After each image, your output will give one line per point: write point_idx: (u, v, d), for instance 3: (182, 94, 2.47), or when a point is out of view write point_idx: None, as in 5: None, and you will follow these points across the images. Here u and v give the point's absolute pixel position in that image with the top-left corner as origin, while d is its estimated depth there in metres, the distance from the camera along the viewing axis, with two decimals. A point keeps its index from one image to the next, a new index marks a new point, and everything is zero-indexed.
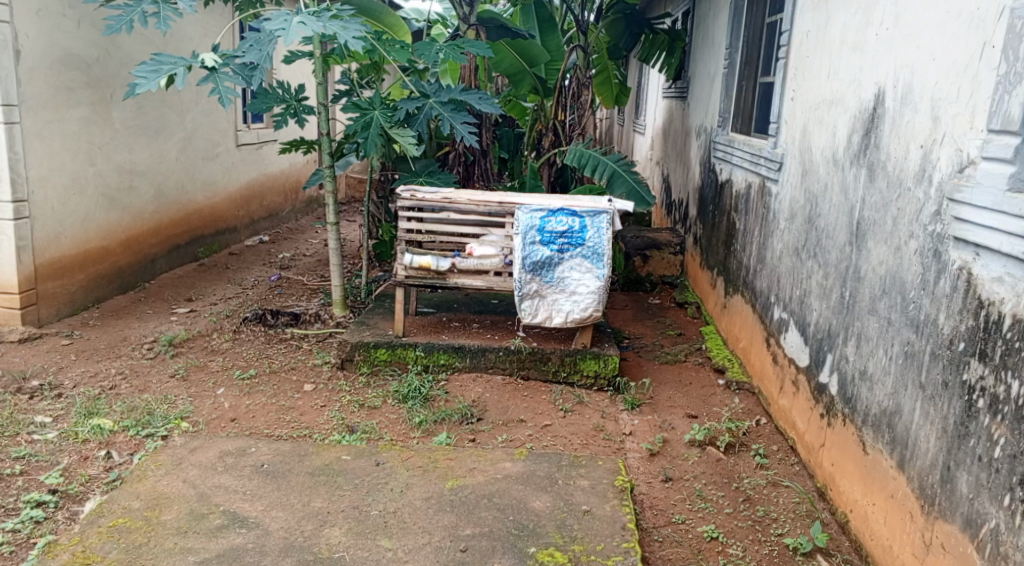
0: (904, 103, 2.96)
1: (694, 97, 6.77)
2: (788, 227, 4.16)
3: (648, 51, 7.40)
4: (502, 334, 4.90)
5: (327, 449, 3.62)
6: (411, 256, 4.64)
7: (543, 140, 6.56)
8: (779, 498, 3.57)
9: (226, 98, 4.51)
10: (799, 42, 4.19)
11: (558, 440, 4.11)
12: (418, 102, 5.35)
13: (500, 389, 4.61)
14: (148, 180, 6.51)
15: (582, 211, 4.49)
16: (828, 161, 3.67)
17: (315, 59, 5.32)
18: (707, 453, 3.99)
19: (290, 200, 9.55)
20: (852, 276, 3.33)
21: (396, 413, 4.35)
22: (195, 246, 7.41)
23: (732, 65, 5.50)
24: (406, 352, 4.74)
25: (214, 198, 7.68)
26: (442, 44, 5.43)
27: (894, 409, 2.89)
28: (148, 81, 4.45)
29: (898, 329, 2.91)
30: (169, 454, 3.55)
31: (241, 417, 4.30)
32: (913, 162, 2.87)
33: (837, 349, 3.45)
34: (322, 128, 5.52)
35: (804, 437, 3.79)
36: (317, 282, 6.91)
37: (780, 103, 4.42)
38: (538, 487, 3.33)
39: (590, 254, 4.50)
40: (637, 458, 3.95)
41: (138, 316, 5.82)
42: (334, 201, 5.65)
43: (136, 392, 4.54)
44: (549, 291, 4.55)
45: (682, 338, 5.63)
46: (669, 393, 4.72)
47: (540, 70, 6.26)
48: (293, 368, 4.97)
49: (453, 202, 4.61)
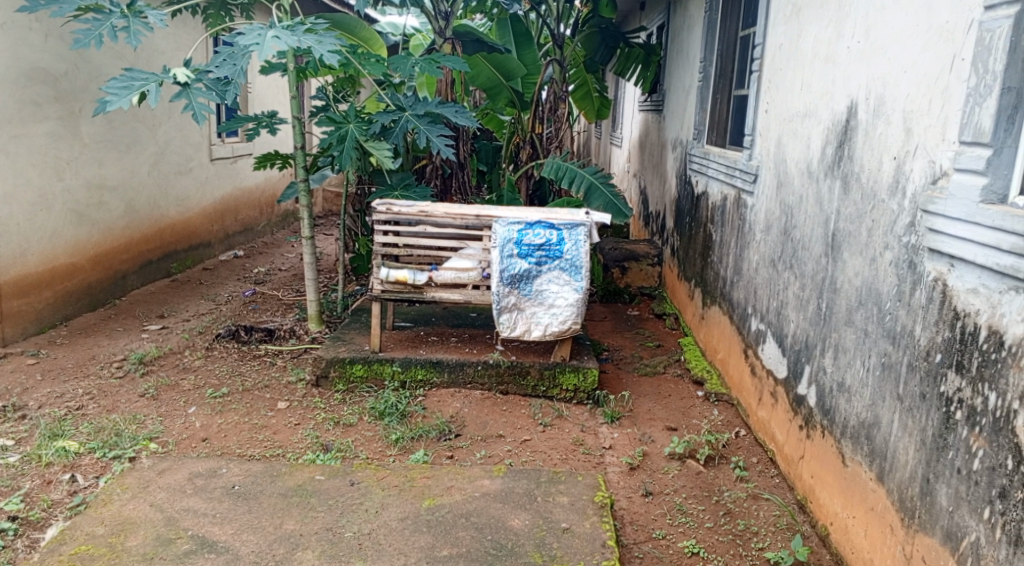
0: (877, 115, 2.97)
1: (670, 109, 6.79)
2: (764, 239, 4.16)
3: (622, 64, 7.41)
4: (480, 348, 4.86)
5: (301, 469, 3.56)
6: (387, 270, 4.61)
7: (520, 153, 6.53)
8: (760, 512, 3.55)
9: (199, 114, 4.44)
10: (772, 55, 4.21)
11: (537, 455, 4.06)
12: (394, 115, 5.29)
13: (479, 404, 4.56)
14: (119, 196, 6.41)
15: (559, 224, 4.45)
16: (802, 173, 3.68)
17: (289, 72, 5.23)
18: (687, 466, 3.97)
19: (266, 214, 9.45)
20: (828, 288, 3.33)
21: (372, 431, 4.29)
22: (168, 261, 7.29)
23: (707, 78, 5.51)
24: (383, 368, 4.68)
25: (188, 213, 7.59)
26: (417, 57, 5.39)
27: (873, 421, 2.88)
28: (119, 98, 4.38)
29: (875, 340, 2.90)
30: (135, 477, 3.47)
31: (213, 436, 4.23)
32: (886, 173, 2.87)
33: (815, 360, 3.43)
34: (295, 142, 5.44)
35: (783, 449, 3.77)
36: (293, 296, 6.83)
37: (754, 115, 4.43)
38: (517, 505, 3.27)
39: (568, 267, 4.47)
40: (617, 472, 3.91)
41: (107, 334, 5.72)
42: (309, 215, 5.58)
43: (103, 413, 4.44)
44: (527, 304, 4.52)
45: (661, 349, 5.61)
46: (648, 406, 4.69)
47: (517, 84, 6.23)
48: (267, 386, 4.90)
49: (431, 215, 4.56)
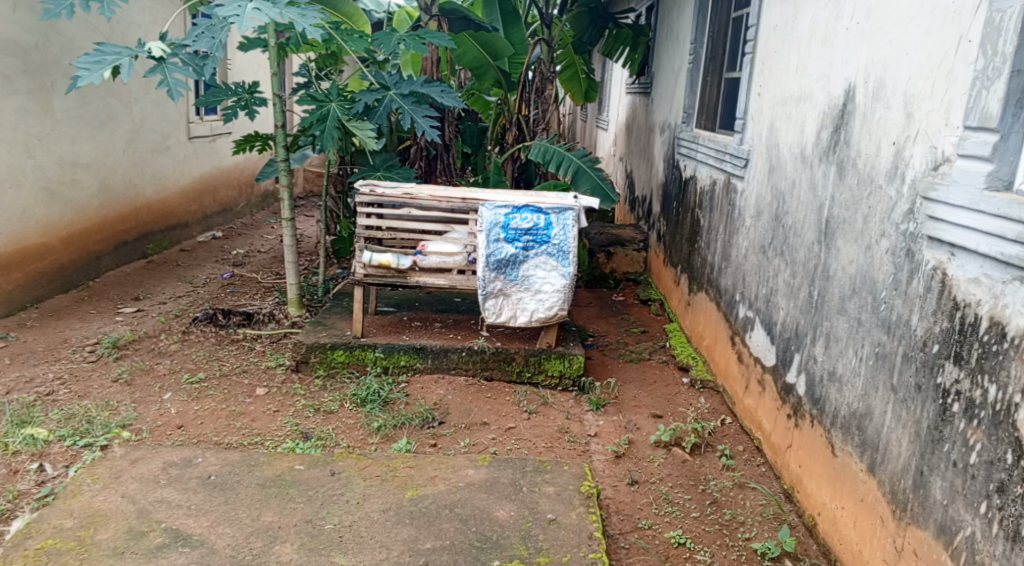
0: (876, 100, 2.90)
1: (658, 92, 6.70)
2: (754, 224, 4.10)
3: (610, 46, 7.29)
4: (464, 334, 4.77)
5: (280, 459, 3.47)
6: (370, 254, 4.49)
7: (507, 135, 6.52)
8: (746, 501, 3.49)
9: (175, 90, 4.29)
10: (766, 38, 4.12)
11: (522, 443, 3.99)
12: (378, 94, 5.18)
13: (463, 391, 4.48)
14: (93, 173, 6.24)
15: (547, 208, 4.37)
16: (796, 158, 3.61)
17: (270, 48, 5.09)
18: (673, 454, 3.91)
19: (245, 195, 9.28)
20: (820, 275, 3.27)
21: (353, 418, 4.20)
22: (143, 242, 7.13)
23: (697, 61, 5.43)
24: (365, 354, 4.59)
25: (165, 192, 7.41)
26: (402, 34, 5.26)
27: (864, 412, 2.81)
28: (91, 72, 4.23)
29: (868, 330, 2.84)
30: (107, 467, 3.37)
31: (189, 424, 4.12)
32: (885, 159, 2.80)
33: (804, 349, 3.37)
34: (277, 120, 5.30)
35: (770, 438, 3.71)
36: (272, 279, 6.71)
37: (746, 99, 4.35)
38: (502, 495, 3.20)
39: (556, 252, 4.39)
40: (603, 461, 3.84)
41: (80, 316, 5.59)
42: (289, 196, 5.45)
43: (75, 398, 4.34)
44: (513, 290, 4.43)
45: (646, 335, 5.55)
46: (634, 393, 4.63)
47: (504, 64, 6.12)
48: (245, 371, 4.80)
49: (415, 198, 4.47)
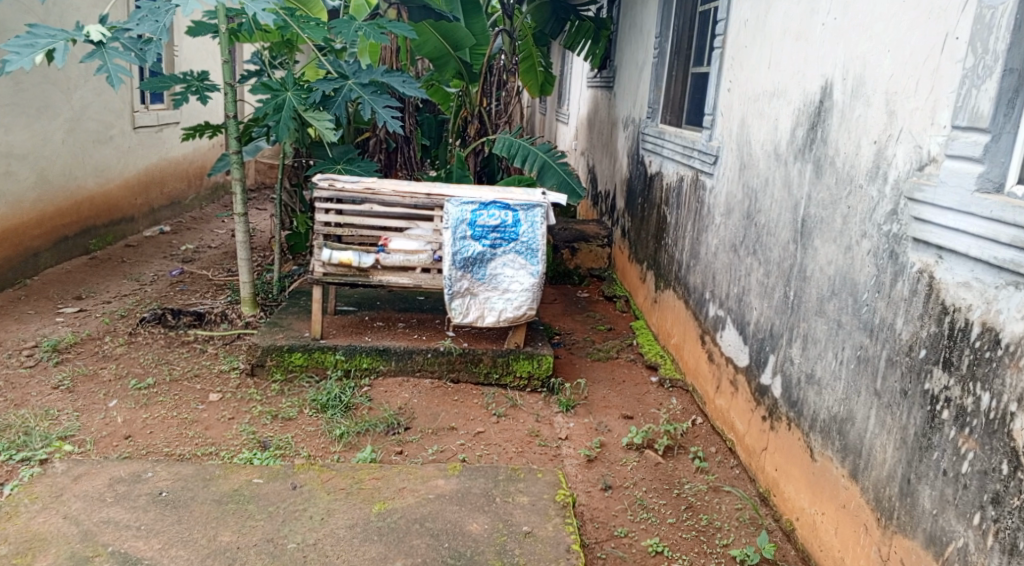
0: (855, 97, 2.83)
1: (621, 86, 6.61)
2: (724, 222, 4.03)
3: (572, 38, 7.19)
4: (429, 334, 4.63)
5: (237, 471, 3.29)
6: (329, 252, 4.31)
7: (469, 127, 6.44)
8: (722, 505, 3.42)
9: (115, 77, 4.04)
10: (736, 32, 4.04)
11: (492, 448, 3.88)
12: (336, 84, 4.95)
13: (429, 394, 4.35)
14: (29, 164, 5.94)
15: (515, 204, 4.24)
16: (769, 155, 3.54)
17: (221, 34, 4.83)
18: (645, 457, 3.83)
19: (194, 187, 8.95)
20: (796, 275, 3.19)
21: (314, 425, 4.03)
22: (85, 238, 6.81)
23: (662, 55, 5.36)
24: (325, 356, 4.42)
25: (108, 185, 7.09)
26: (361, 22, 5.07)
27: (845, 416, 2.74)
28: (21, 56, 3.96)
29: (848, 332, 2.77)
30: (46, 484, 3.16)
31: (137, 433, 3.92)
32: (865, 157, 2.74)
33: (780, 350, 3.30)
34: (228, 110, 5.07)
35: (744, 440, 3.64)
36: (224, 276, 6.46)
37: (715, 93, 4.27)
38: (475, 507, 3.08)
39: (524, 250, 4.27)
40: (575, 466, 3.75)
41: (17, 318, 5.34)
42: (242, 189, 5.22)
43: (11, 408, 4.11)
44: (479, 289, 4.30)
45: (613, 333, 5.47)
46: (603, 393, 4.54)
47: (465, 55, 5.96)
48: (197, 376, 4.58)
49: (377, 194, 4.31)
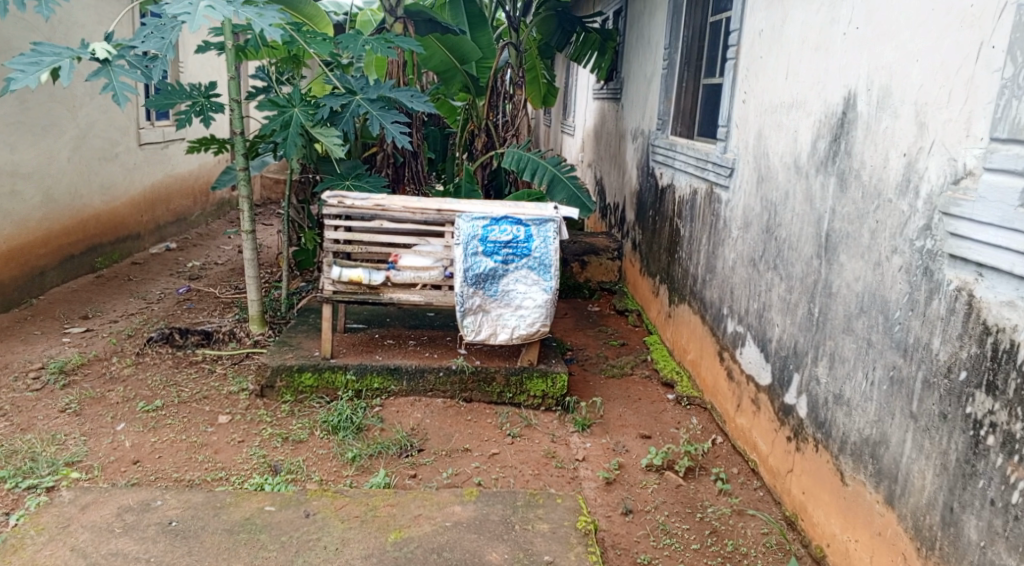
0: (881, 108, 2.74)
1: (629, 97, 6.54)
2: (741, 236, 3.93)
3: (579, 50, 7.13)
4: (441, 352, 4.54)
5: (248, 499, 3.22)
6: (339, 269, 4.23)
7: (476, 141, 6.30)
8: (747, 529, 3.32)
9: (121, 95, 3.98)
10: (750, 42, 3.96)
11: (508, 471, 3.78)
12: (343, 99, 4.88)
13: (441, 414, 4.26)
14: (35, 184, 5.90)
15: (526, 220, 4.16)
16: (788, 168, 3.45)
17: (227, 50, 4.76)
18: (666, 479, 3.73)
19: (200, 203, 8.89)
20: (821, 291, 3.10)
21: (325, 448, 3.95)
22: (92, 256, 6.76)
23: (672, 66, 5.28)
24: (335, 376, 4.33)
25: (114, 202, 7.04)
26: (368, 36, 5.00)
27: (879, 439, 2.64)
28: (26, 75, 3.91)
29: (880, 352, 2.67)
30: (53, 515, 3.12)
31: (145, 458, 3.84)
32: (894, 170, 2.65)
33: (805, 368, 3.20)
34: (234, 127, 5.01)
35: (768, 461, 3.55)
36: (232, 293, 6.38)
37: (729, 105, 4.18)
38: (493, 536, 3.02)
39: (536, 265, 4.18)
40: (594, 488, 3.65)
41: (23, 339, 5.27)
42: (249, 206, 5.14)
43: (17, 432, 4.04)
44: (492, 306, 4.21)
45: (626, 348, 5.37)
46: (620, 412, 4.44)
47: (472, 68, 5.92)
48: (205, 397, 4.50)
49: (387, 210, 4.21)
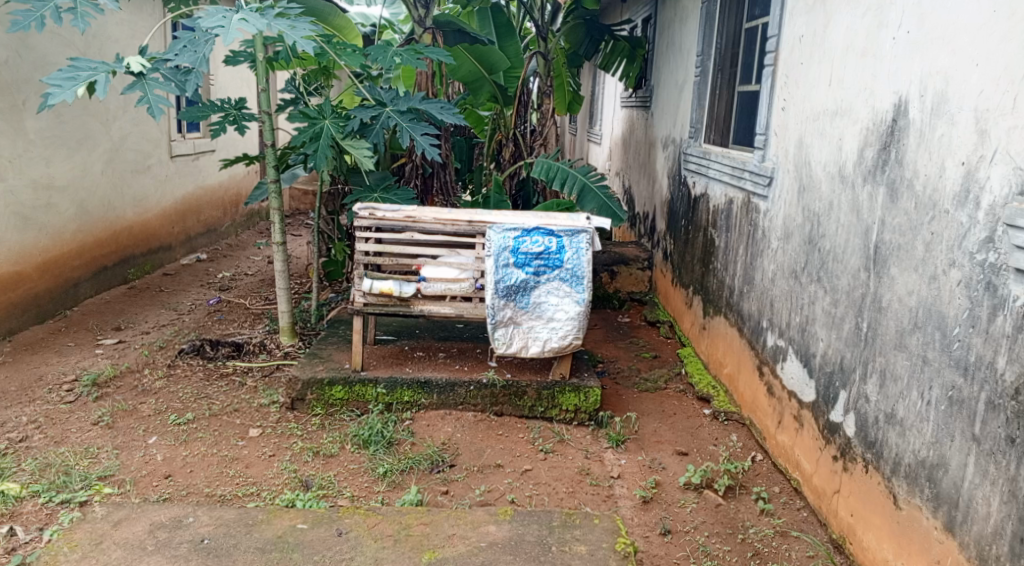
0: (936, 115, 2.66)
1: (660, 105, 6.45)
2: (781, 247, 3.83)
3: (607, 58, 7.04)
4: (471, 365, 4.47)
5: (281, 516, 3.19)
6: (370, 281, 4.19)
7: (504, 151, 6.25)
8: (792, 552, 3.22)
9: (156, 107, 3.99)
10: (789, 48, 3.86)
11: (541, 488, 3.71)
12: (374, 111, 4.87)
13: (472, 429, 4.20)
14: (69, 196, 5.95)
15: (559, 230, 4.09)
16: (832, 177, 3.36)
17: (258, 63, 4.76)
18: (705, 498, 3.63)
19: (229, 214, 8.92)
20: (870, 305, 3.00)
21: (356, 463, 3.89)
22: (124, 268, 6.79)
23: (705, 73, 5.19)
24: (366, 390, 4.28)
25: (146, 214, 7.08)
26: (397, 47, 4.98)
27: (937, 461, 2.55)
28: (63, 89, 3.93)
29: (936, 370, 2.58)
30: (86, 532, 3.12)
31: (177, 473, 3.81)
32: (952, 181, 2.57)
33: (852, 385, 3.09)
34: (266, 138, 5.01)
35: (812, 480, 3.44)
36: (261, 305, 6.37)
37: (767, 112, 4.08)
38: (530, 558, 2.96)
39: (569, 277, 4.10)
40: (631, 507, 3.57)
41: (57, 350, 5.29)
42: (280, 217, 5.13)
43: (50, 446, 4.04)
44: (524, 318, 4.14)
45: (659, 361, 5.27)
46: (655, 427, 4.35)
47: (500, 78, 5.88)
48: (236, 410, 4.47)
49: (418, 221, 4.17)
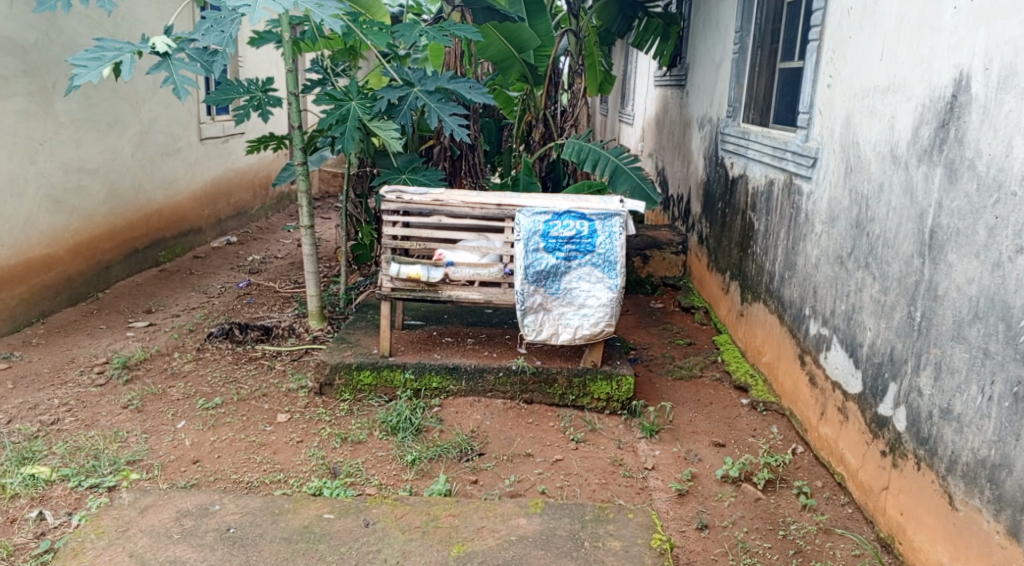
0: (1003, 90, 2.50)
1: (695, 84, 6.26)
2: (826, 231, 3.66)
3: (640, 36, 6.87)
4: (501, 351, 4.36)
5: (307, 505, 3.12)
6: (398, 266, 4.09)
7: (533, 132, 6.09)
8: (836, 551, 3.08)
9: (181, 88, 3.93)
10: (836, 21, 3.67)
11: (573, 479, 3.60)
12: (401, 91, 4.74)
13: (502, 416, 4.10)
14: (100, 179, 5.94)
15: (591, 214, 3.96)
16: (883, 157, 3.19)
17: (285, 43, 4.67)
18: (743, 492, 3.51)
19: (260, 197, 8.89)
20: (924, 293, 2.84)
21: (384, 450, 3.82)
22: (155, 250, 6.77)
23: (743, 50, 5.01)
24: (394, 375, 4.20)
25: (177, 197, 7.06)
26: (425, 26, 4.88)
27: (1000, 461, 2.41)
28: (89, 70, 3.87)
29: (1001, 362, 2.44)
30: (112, 518, 3.07)
31: (205, 458, 3.76)
32: (1019, 161, 2.42)
33: (903, 378, 2.94)
34: (293, 121, 4.91)
35: (857, 476, 3.29)
36: (291, 288, 6.32)
37: (812, 89, 3.89)
38: (561, 553, 2.86)
39: (601, 262, 3.97)
40: (666, 501, 3.46)
41: (89, 333, 5.28)
42: (308, 201, 5.05)
43: (81, 429, 4.03)
44: (554, 304, 4.01)
45: (693, 347, 5.13)
46: (690, 417, 4.21)
47: (529, 57, 5.73)
48: (264, 395, 4.41)
49: (445, 205, 4.06)
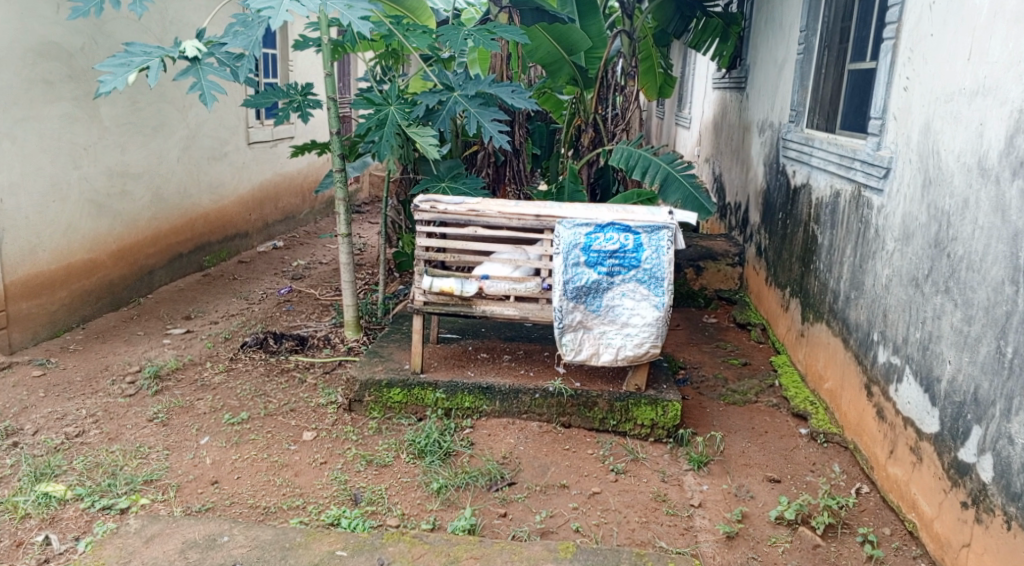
0: None
1: (756, 87, 5.88)
2: (898, 248, 3.31)
3: (698, 36, 6.48)
4: (538, 370, 4.08)
5: (320, 539, 2.91)
6: (430, 279, 3.85)
7: (582, 137, 5.82)
8: None
9: (208, 94, 3.75)
10: (916, 17, 3.30)
11: (611, 516, 3.31)
12: (441, 96, 4.50)
13: (537, 441, 3.82)
14: (145, 183, 5.86)
15: (636, 226, 3.66)
16: (969, 170, 2.84)
17: (324, 46, 4.44)
18: (800, 537, 3.18)
19: (308, 201, 8.79)
20: (1019, 327, 2.52)
21: (409, 475, 3.58)
22: (200, 255, 6.68)
23: (809, 51, 4.64)
24: (424, 393, 3.96)
25: (222, 201, 6.96)
26: (470, 28, 4.60)
27: None
28: (115, 76, 3.72)
29: None
30: (116, 547, 2.90)
31: (224, 479, 3.57)
32: None
33: (990, 422, 2.62)
34: (332, 126, 4.72)
35: (932, 527, 2.94)
36: (330, 295, 6.16)
37: (885, 92, 3.52)
38: None
39: (646, 278, 3.67)
40: (713, 545, 3.14)
41: (126, 339, 5.18)
42: (346, 208, 4.85)
43: (104, 442, 3.88)
44: (595, 322, 3.72)
45: (748, 368, 4.77)
46: (743, 447, 3.87)
47: (580, 59, 5.44)
48: (292, 410, 4.22)
49: (482, 215, 3.79)
